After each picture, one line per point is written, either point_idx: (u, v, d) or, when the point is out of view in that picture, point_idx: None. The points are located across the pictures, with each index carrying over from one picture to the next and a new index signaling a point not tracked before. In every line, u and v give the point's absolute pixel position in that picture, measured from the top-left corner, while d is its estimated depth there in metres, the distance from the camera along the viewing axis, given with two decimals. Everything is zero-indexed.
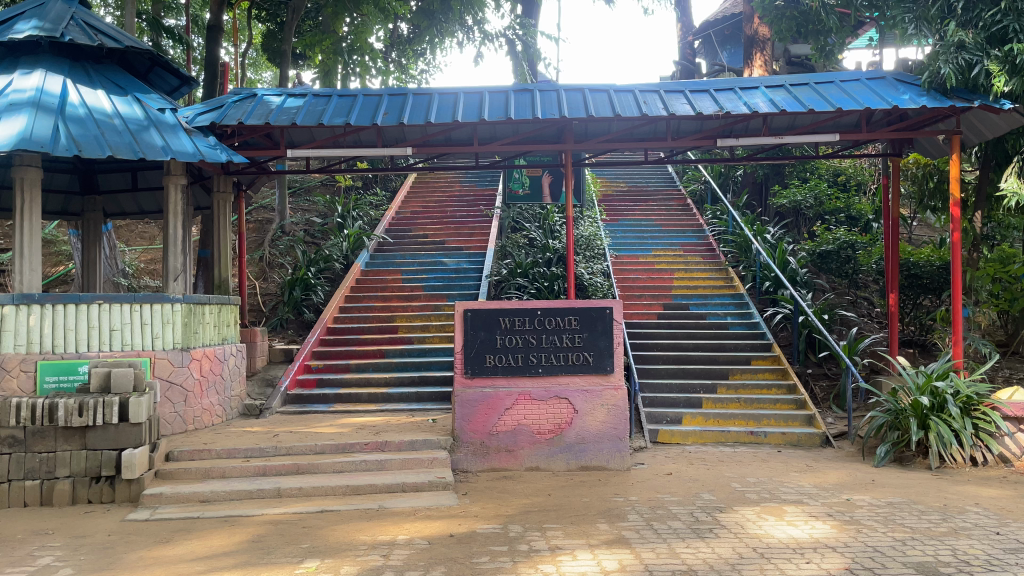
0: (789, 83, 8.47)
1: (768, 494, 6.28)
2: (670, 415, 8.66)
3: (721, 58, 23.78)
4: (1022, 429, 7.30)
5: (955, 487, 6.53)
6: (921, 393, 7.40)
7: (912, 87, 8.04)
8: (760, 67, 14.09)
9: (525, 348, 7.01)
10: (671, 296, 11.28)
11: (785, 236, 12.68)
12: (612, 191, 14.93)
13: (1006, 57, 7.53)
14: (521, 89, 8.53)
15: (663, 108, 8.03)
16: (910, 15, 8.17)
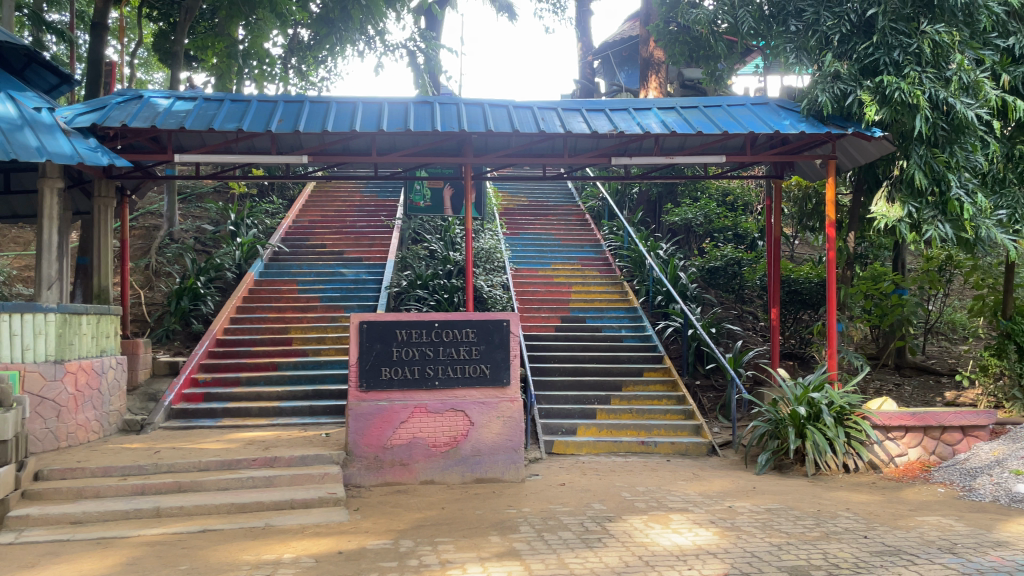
0: (679, 105, 8.80)
1: (656, 503, 6.46)
2: (565, 427, 8.79)
3: (619, 80, 24.48)
4: (890, 437, 7.81)
5: (829, 493, 6.90)
6: (798, 403, 7.84)
7: (793, 113, 8.49)
8: (655, 89, 14.59)
9: (422, 361, 6.98)
10: (569, 308, 11.48)
11: (677, 252, 13.14)
12: (513, 205, 15.08)
13: (877, 88, 8.03)
14: (421, 101, 8.50)
15: (560, 125, 8.19)
16: (792, 45, 8.69)
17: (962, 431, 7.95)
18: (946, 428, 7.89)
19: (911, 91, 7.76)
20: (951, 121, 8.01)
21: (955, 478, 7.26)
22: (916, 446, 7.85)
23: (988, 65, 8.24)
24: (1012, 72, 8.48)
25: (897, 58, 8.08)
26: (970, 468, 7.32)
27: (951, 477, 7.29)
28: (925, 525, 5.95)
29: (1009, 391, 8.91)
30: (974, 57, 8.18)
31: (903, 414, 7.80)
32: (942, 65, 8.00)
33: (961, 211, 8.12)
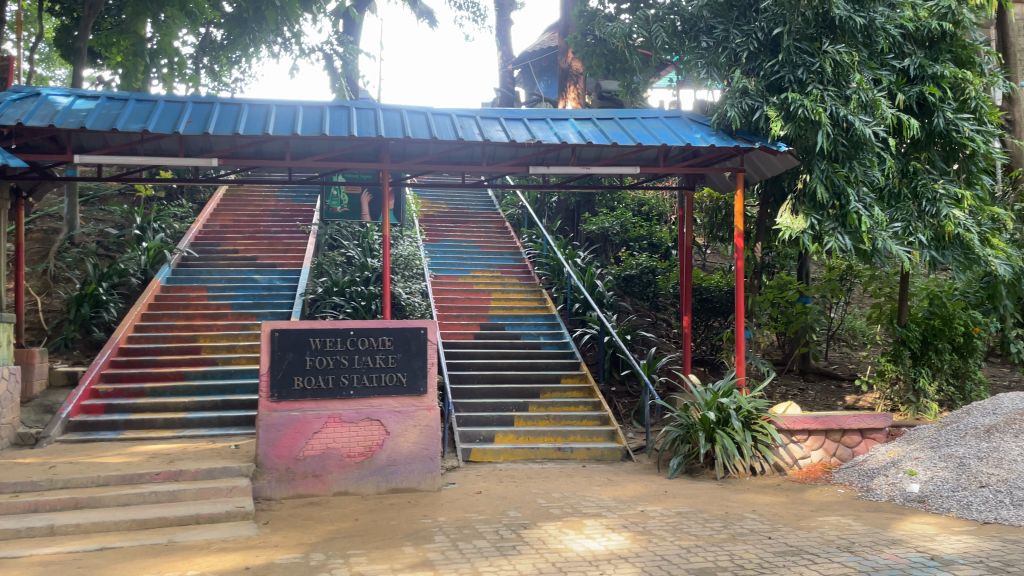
0: (596, 116, 8.94)
1: (571, 509, 6.53)
2: (482, 434, 8.78)
3: (538, 89, 24.75)
4: (794, 440, 8.12)
5: (737, 495, 7.12)
6: (708, 408, 8.04)
7: (704, 126, 8.76)
8: (573, 100, 14.82)
9: (336, 369, 6.87)
10: (488, 316, 11.50)
11: (594, 260, 13.35)
12: (433, 212, 15.02)
13: (782, 104, 8.41)
14: (337, 106, 8.38)
15: (478, 133, 8.21)
16: (703, 61, 9.04)
17: (861, 434, 8.33)
18: (845, 430, 8.25)
19: (813, 108, 8.14)
20: (850, 137, 8.43)
21: (854, 478, 7.59)
22: (819, 448, 8.19)
23: (885, 85, 8.73)
24: (907, 91, 8.91)
25: (801, 76, 8.47)
26: (868, 469, 7.66)
27: (850, 478, 7.63)
28: (826, 525, 6.20)
29: (904, 395, 9.39)
30: (872, 77, 8.66)
31: (806, 418, 8.11)
32: (843, 84, 8.43)
33: (859, 223, 8.47)
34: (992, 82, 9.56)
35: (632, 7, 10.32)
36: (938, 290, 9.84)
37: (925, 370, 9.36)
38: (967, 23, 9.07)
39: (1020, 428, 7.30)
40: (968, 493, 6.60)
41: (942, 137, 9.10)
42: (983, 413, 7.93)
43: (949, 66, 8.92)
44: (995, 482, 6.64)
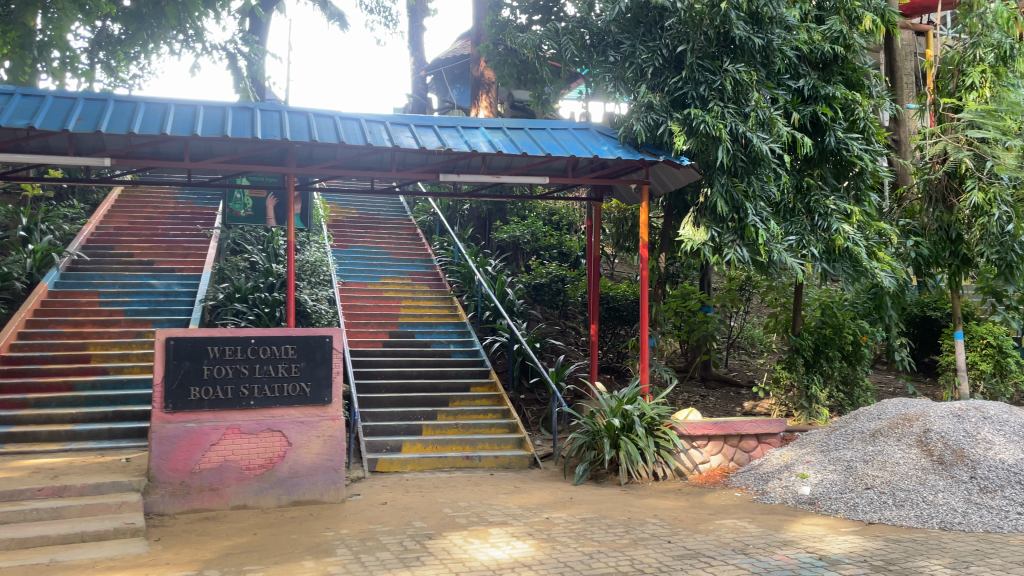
0: (506, 126, 8.99)
1: (477, 517, 6.51)
2: (389, 443, 8.67)
3: (451, 96, 24.78)
4: (694, 445, 8.36)
5: (640, 500, 7.27)
6: (613, 415, 8.20)
7: (611, 139, 8.96)
8: (486, 108, 14.89)
9: (235, 379, 6.66)
10: (397, 323, 11.38)
11: (505, 268, 13.42)
12: (342, 217, 14.78)
13: (685, 120, 8.67)
14: (241, 107, 8.15)
15: (387, 139, 8.11)
16: (611, 74, 9.22)
17: (757, 439, 8.63)
18: (743, 435, 8.55)
19: (714, 124, 8.47)
20: (749, 153, 8.79)
21: (750, 482, 7.87)
22: (718, 453, 8.46)
23: (782, 104, 9.11)
24: (802, 111, 9.33)
25: (703, 93, 8.76)
26: (763, 473, 7.96)
27: (747, 482, 7.91)
28: (723, 528, 6.40)
29: (797, 401, 9.82)
30: (770, 96, 9.02)
31: (706, 423, 8.36)
32: (742, 102, 8.78)
33: (756, 236, 8.83)
34: (879, 104, 10.13)
35: (542, 18, 10.46)
36: (829, 300, 10.33)
37: (817, 377, 9.78)
38: (857, 48, 9.56)
39: (902, 431, 7.71)
40: (855, 495, 6.94)
41: (833, 155, 9.59)
42: (869, 418, 8.35)
43: (840, 87, 9.38)
44: (879, 484, 7.01)
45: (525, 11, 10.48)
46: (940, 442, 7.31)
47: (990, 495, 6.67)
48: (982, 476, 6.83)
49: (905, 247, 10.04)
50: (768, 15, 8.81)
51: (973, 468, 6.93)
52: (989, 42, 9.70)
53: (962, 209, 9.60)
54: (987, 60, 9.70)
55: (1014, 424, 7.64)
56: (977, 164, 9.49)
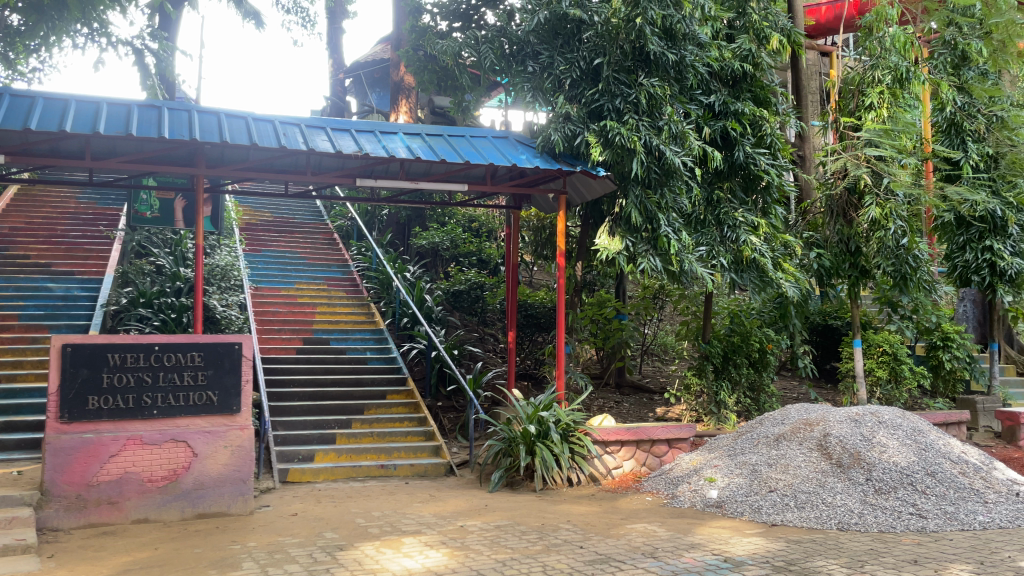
0: (425, 131, 8.95)
1: (389, 527, 6.44)
2: (301, 453, 8.49)
3: (370, 100, 24.54)
4: (608, 451, 8.50)
5: (554, 507, 7.33)
6: (529, 421, 8.27)
7: (529, 148, 9.06)
8: (405, 113, 14.80)
9: (138, 388, 6.40)
10: (312, 330, 11.16)
11: (424, 274, 13.34)
12: (256, 221, 14.42)
13: (601, 131, 8.86)
14: (147, 105, 7.86)
15: (303, 141, 7.97)
16: (529, 84, 9.31)
17: (668, 444, 8.85)
18: (654, 441, 8.74)
19: (629, 136, 8.68)
20: (662, 165, 9.03)
21: (661, 486, 8.06)
22: (630, 458, 8.62)
23: (693, 118, 9.41)
24: (712, 125, 9.66)
25: (619, 105, 8.99)
26: (673, 477, 8.15)
27: (658, 486, 8.09)
28: (633, 532, 6.51)
29: (707, 406, 10.10)
30: (683, 111, 9.29)
31: (619, 429, 8.51)
32: (656, 115, 9.00)
33: (668, 246, 9.07)
34: (784, 121, 10.56)
35: (463, 25, 10.47)
36: (738, 309, 10.70)
37: (726, 383, 10.13)
38: (764, 66, 9.94)
39: (804, 435, 8.02)
40: (759, 498, 7.19)
41: (742, 169, 9.92)
42: (774, 422, 8.66)
43: (748, 104, 9.76)
44: (781, 487, 7.28)
45: (446, 18, 10.46)
46: (839, 446, 7.64)
47: (884, 496, 7.03)
48: (877, 478, 7.18)
49: (807, 259, 10.51)
50: (681, 32, 9.06)
51: (869, 470, 7.29)
52: (886, 64, 10.22)
53: (860, 223, 10.03)
54: (885, 81, 10.21)
55: (906, 428, 8.06)
56: (874, 181, 9.98)
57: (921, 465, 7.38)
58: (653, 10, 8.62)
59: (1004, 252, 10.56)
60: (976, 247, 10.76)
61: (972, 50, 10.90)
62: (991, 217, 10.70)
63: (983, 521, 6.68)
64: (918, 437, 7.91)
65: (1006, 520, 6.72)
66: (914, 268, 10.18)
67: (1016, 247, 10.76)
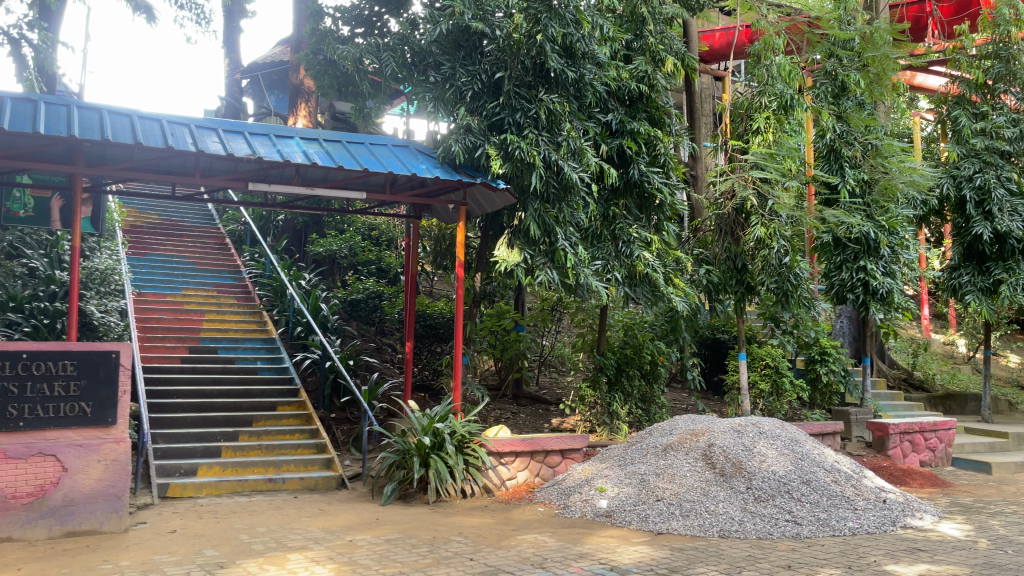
0: (323, 137, 8.77)
1: (274, 543, 6.26)
2: (183, 467, 8.14)
3: (268, 101, 23.87)
4: (502, 462, 8.55)
5: (446, 519, 7.30)
6: (424, 433, 8.17)
7: (429, 158, 9.04)
8: (304, 117, 14.50)
9: (2, 399, 5.99)
10: (199, 338, 10.74)
11: (320, 282, 13.09)
12: (141, 223, 13.78)
13: (501, 144, 8.96)
14: (22, 98, 7.40)
15: (191, 142, 7.67)
16: (430, 94, 9.20)
17: (561, 454, 8.97)
18: (548, 451, 8.85)
19: (528, 150, 8.80)
20: (560, 181, 9.20)
21: (554, 497, 8.15)
22: (524, 469, 8.70)
23: (591, 135, 9.67)
24: (609, 143, 9.94)
25: (519, 120, 9.10)
26: (565, 487, 8.26)
27: (550, 496, 8.19)
28: (524, 543, 6.56)
29: (600, 417, 10.32)
30: (581, 128, 9.52)
31: (513, 440, 8.58)
32: (555, 131, 9.17)
33: (565, 260, 9.24)
34: (677, 142, 10.96)
35: (365, 31, 10.35)
36: (631, 322, 10.98)
37: (619, 395, 10.39)
38: (659, 88, 10.27)
39: (690, 446, 8.28)
40: (647, 507, 7.38)
41: (636, 186, 10.21)
42: (662, 433, 8.92)
43: (644, 124, 10.10)
44: (668, 496, 7.48)
45: (348, 23, 10.32)
46: (722, 455, 7.93)
47: (763, 503, 7.35)
48: (757, 486, 7.50)
49: (697, 274, 10.98)
50: (581, 51, 9.21)
51: (750, 479, 7.59)
52: (773, 91, 10.76)
53: (747, 242, 10.49)
54: (771, 107, 10.77)
55: (785, 438, 8.46)
56: (760, 202, 10.47)
57: (798, 474, 7.75)
58: (553, 28, 8.81)
59: (876, 272, 11.30)
60: (851, 267, 11.43)
61: (851, 81, 11.44)
62: (866, 239, 11.39)
63: (852, 526, 7.08)
64: (795, 447, 8.31)
65: (873, 526, 7.13)
66: (795, 285, 10.69)
67: (887, 268, 11.47)
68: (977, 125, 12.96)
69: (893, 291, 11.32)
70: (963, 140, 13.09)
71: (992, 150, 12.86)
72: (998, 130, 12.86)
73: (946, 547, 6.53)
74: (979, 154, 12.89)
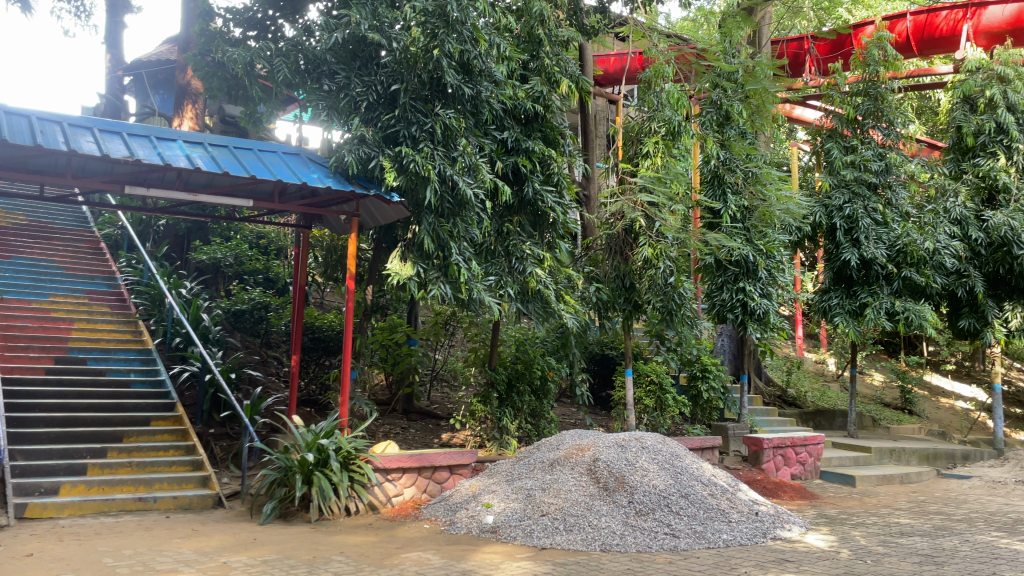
0: (208, 141, 8.46)
1: (141, 567, 5.94)
2: (43, 486, 7.60)
3: (152, 101, 22.85)
4: (388, 478, 8.43)
5: (327, 538, 7.12)
6: (308, 449, 7.97)
7: (320, 167, 8.87)
8: (191, 120, 13.98)
9: None
10: (66, 348, 10.10)
11: (202, 291, 12.59)
12: (5, 223, 12.89)
13: (395, 156, 8.90)
14: None
15: (62, 141, 7.23)
16: (324, 103, 9.10)
17: (449, 470, 8.92)
18: (436, 467, 8.79)
19: (423, 164, 8.77)
20: (455, 196, 9.21)
21: (440, 513, 8.10)
22: (411, 486, 8.60)
23: (487, 152, 9.73)
24: (505, 160, 10.03)
25: (414, 133, 9.06)
26: (452, 504, 8.21)
27: (437, 513, 8.12)
28: (407, 561, 6.48)
29: (490, 432, 10.36)
30: (477, 143, 9.57)
31: (401, 456, 8.48)
32: (450, 146, 9.18)
33: (458, 274, 9.23)
34: (570, 161, 11.18)
35: (258, 35, 10.09)
36: (523, 338, 11.09)
37: (508, 410, 10.44)
38: (554, 109, 10.47)
39: (576, 460, 8.42)
40: (531, 522, 7.44)
41: (530, 204, 10.36)
42: (549, 448, 9.04)
43: (538, 143, 10.27)
44: (552, 511, 7.57)
45: (240, 25, 10.03)
46: (606, 470, 8.10)
47: (643, 517, 7.54)
48: (638, 501, 7.69)
49: (587, 292, 11.20)
50: (477, 68, 9.32)
51: (631, 493, 7.79)
52: (661, 117, 11.20)
53: (635, 261, 10.83)
54: (660, 133, 11.20)
55: (666, 452, 8.73)
56: (647, 224, 10.78)
57: (677, 488, 8.00)
58: (450, 43, 8.80)
59: (754, 293, 11.85)
60: (731, 288, 11.96)
61: (734, 110, 12.01)
62: (745, 262, 11.95)
63: (726, 538, 7.37)
64: (675, 461, 8.58)
65: (745, 538, 7.44)
66: (679, 304, 11.06)
67: (764, 289, 12.05)
68: (848, 157, 13.85)
69: (769, 312, 11.89)
70: (835, 171, 13.94)
71: (860, 181, 13.77)
72: (866, 163, 13.76)
73: (811, 557, 6.88)
74: (849, 185, 13.76)
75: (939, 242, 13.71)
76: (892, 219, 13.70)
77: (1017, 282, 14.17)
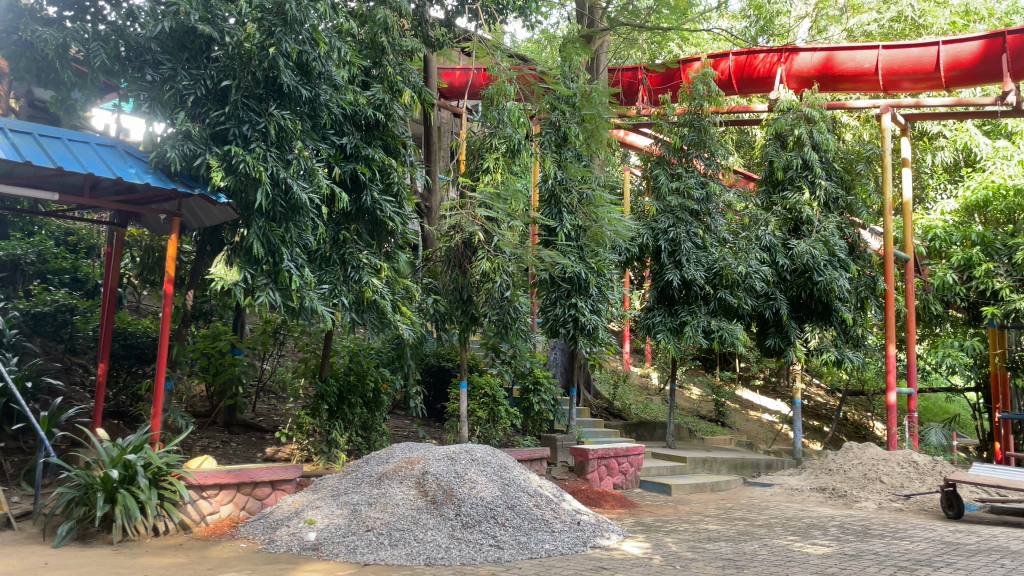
0: (8, 125, 7.65)
1: None
2: None
3: None
4: (203, 496, 7.96)
5: (132, 560, 6.61)
6: (112, 465, 7.35)
7: (139, 161, 8.23)
8: None
9: None
10: None
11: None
12: None
13: (224, 156, 8.48)
14: None
15: None
16: (145, 94, 8.52)
17: (271, 486, 8.57)
18: (257, 483, 8.41)
19: (254, 165, 8.39)
20: (288, 200, 8.89)
21: (258, 531, 7.74)
22: (228, 503, 8.18)
23: (323, 157, 9.49)
24: (342, 167, 9.82)
25: (246, 132, 8.67)
26: (272, 521, 7.88)
27: (254, 531, 7.75)
28: None
29: (317, 446, 10.04)
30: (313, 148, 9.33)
31: (218, 472, 8.04)
32: (284, 148, 8.90)
33: (289, 281, 8.88)
34: (411, 172, 11.11)
35: (75, 16, 9.28)
36: (357, 349, 10.85)
37: (338, 422, 10.18)
38: (396, 118, 10.38)
39: (404, 474, 8.31)
40: (355, 538, 7.27)
41: (368, 213, 10.20)
42: (378, 462, 8.88)
43: (378, 151, 10.15)
44: (378, 525, 7.43)
45: (54, 3, 9.18)
46: (434, 483, 8.06)
47: (469, 530, 7.57)
48: (464, 513, 7.71)
49: (425, 305, 10.94)
50: (315, 70, 9.14)
51: (458, 506, 7.80)
52: (502, 134, 11.41)
53: (473, 275, 10.94)
54: (500, 149, 11.39)
55: (495, 464, 8.82)
56: (485, 238, 10.93)
57: (502, 500, 8.10)
58: (287, 43, 8.56)
59: (584, 309, 12.26)
60: (564, 303, 12.30)
61: (571, 133, 12.47)
62: (577, 279, 12.34)
63: (548, 549, 7.53)
64: (503, 473, 8.69)
65: (566, 547, 7.64)
66: (514, 318, 11.31)
67: (594, 306, 12.50)
68: (673, 184, 14.72)
69: (598, 327, 12.34)
70: (662, 196, 14.77)
71: (684, 207, 14.68)
72: (689, 191, 14.67)
73: (626, 564, 7.17)
74: (673, 210, 14.65)
75: (751, 267, 14.74)
76: (711, 244, 14.69)
77: (816, 305, 15.52)
